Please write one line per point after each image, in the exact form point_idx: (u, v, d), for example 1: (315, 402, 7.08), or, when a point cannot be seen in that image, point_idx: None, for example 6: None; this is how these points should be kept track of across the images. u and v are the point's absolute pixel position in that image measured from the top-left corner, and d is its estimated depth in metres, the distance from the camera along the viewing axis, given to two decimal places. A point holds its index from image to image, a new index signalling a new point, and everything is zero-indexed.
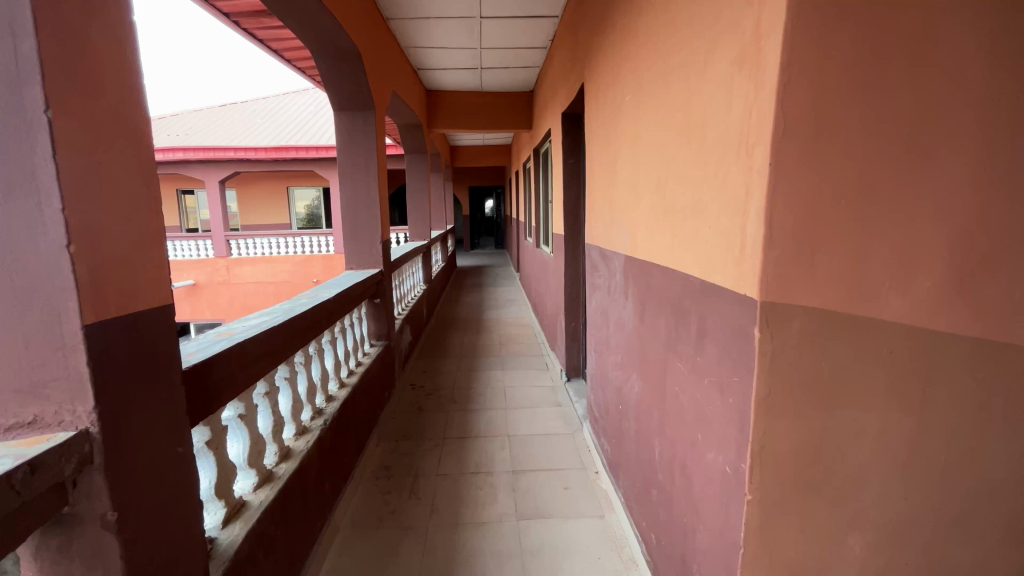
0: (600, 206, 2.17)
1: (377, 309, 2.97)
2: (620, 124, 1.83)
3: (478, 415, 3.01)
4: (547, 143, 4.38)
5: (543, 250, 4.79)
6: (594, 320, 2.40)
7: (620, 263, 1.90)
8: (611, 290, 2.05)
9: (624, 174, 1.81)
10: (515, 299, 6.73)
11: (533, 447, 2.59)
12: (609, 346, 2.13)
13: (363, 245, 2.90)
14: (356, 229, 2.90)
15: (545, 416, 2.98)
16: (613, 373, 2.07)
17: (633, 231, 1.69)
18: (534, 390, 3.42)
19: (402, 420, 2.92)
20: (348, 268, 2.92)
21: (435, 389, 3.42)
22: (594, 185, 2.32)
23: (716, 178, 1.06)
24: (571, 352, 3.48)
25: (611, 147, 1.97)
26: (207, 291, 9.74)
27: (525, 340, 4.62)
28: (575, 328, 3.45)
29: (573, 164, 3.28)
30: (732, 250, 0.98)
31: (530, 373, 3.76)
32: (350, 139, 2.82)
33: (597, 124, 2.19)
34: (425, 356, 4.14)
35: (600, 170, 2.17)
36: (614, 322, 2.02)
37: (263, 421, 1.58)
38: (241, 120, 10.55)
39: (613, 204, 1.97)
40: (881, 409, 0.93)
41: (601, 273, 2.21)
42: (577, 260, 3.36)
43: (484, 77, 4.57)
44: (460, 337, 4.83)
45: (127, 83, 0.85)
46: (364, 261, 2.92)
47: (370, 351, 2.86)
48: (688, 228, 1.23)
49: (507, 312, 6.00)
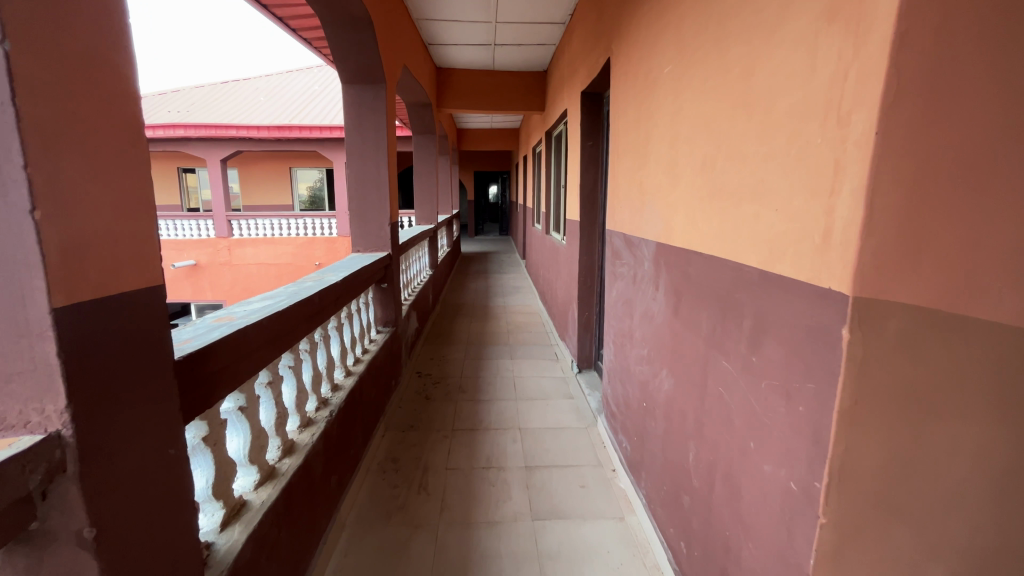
0: (628, 189, 2.03)
1: (384, 294, 2.85)
2: (657, 100, 1.68)
3: (487, 406, 2.91)
4: (561, 125, 4.21)
5: (553, 237, 4.65)
6: (615, 311, 2.27)
7: (649, 250, 1.77)
8: (637, 280, 1.91)
9: (659, 154, 1.67)
10: (521, 287, 6.60)
11: (546, 442, 2.48)
12: (633, 341, 2.00)
13: (371, 228, 2.76)
14: (364, 210, 2.76)
15: (558, 408, 2.87)
16: (636, 367, 1.95)
17: (670, 216, 1.56)
18: (544, 380, 3.31)
19: (408, 410, 2.81)
20: (355, 251, 2.78)
21: (442, 378, 3.30)
22: (620, 168, 2.17)
23: (790, 153, 0.92)
24: (584, 343, 3.36)
25: (644, 126, 1.82)
26: (209, 272, 9.62)
27: (533, 329, 4.50)
28: (587, 318, 3.32)
29: (591, 147, 3.12)
30: (811, 237, 0.85)
31: (540, 363, 3.65)
32: (358, 115, 2.67)
33: (627, 102, 2.03)
34: (431, 343, 4.02)
35: (629, 151, 2.02)
36: (640, 314, 1.89)
37: (265, 414, 1.46)
38: (243, 98, 10.33)
39: (644, 187, 1.82)
40: (985, 426, 0.79)
41: (626, 262, 2.07)
42: (593, 248, 3.22)
43: (496, 54, 4.38)
44: (467, 324, 4.71)
45: (106, 19, 0.71)
46: (372, 244, 2.79)
47: (377, 337, 2.74)
48: (747, 211, 1.09)
49: (513, 299, 5.88)
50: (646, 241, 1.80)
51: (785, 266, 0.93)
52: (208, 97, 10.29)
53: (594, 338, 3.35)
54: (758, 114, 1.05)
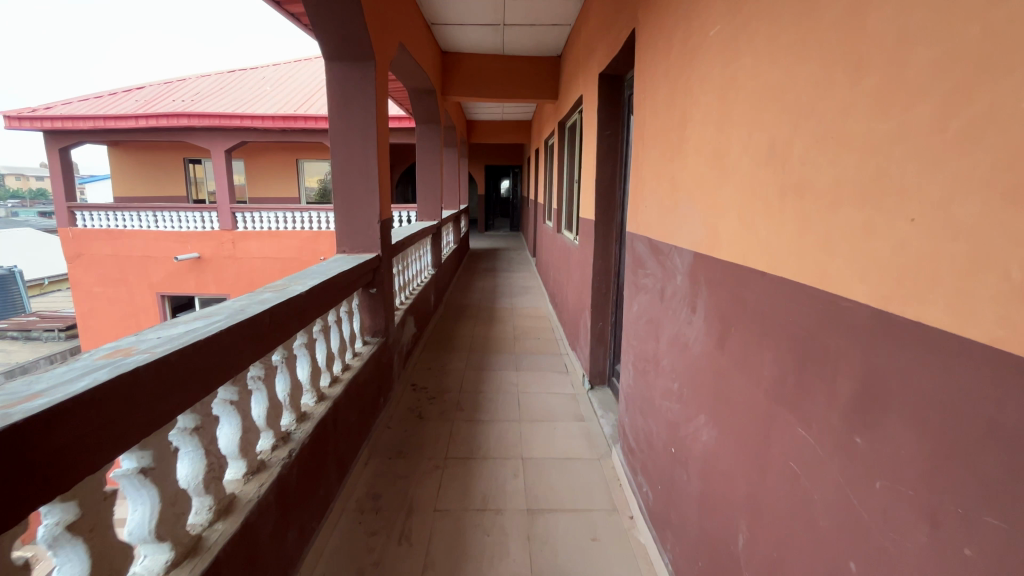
0: (656, 185, 1.68)
1: (373, 300, 2.53)
2: (698, 73, 1.33)
3: (487, 428, 2.58)
4: (576, 114, 3.85)
5: (565, 236, 4.30)
6: (636, 330, 1.93)
7: (684, 261, 1.42)
8: (666, 297, 1.57)
9: (700, 141, 1.32)
10: (530, 287, 6.26)
11: (552, 478, 2.15)
12: (659, 369, 1.66)
13: (359, 226, 2.45)
14: (350, 205, 2.43)
15: (566, 433, 2.54)
16: (663, 402, 1.60)
17: (716, 220, 1.21)
18: (552, 398, 2.97)
19: (398, 431, 2.50)
20: (340, 251, 2.47)
21: (439, 392, 2.98)
22: (645, 161, 1.82)
23: (954, 129, 0.58)
24: (597, 357, 3.01)
25: (679, 108, 1.47)
26: (213, 265, 9.44)
27: (542, 336, 4.16)
28: (602, 329, 2.97)
29: (609, 137, 2.75)
30: (1009, 270, 0.51)
31: (547, 377, 3.32)
32: (344, 97, 2.34)
33: (657, 80, 1.68)
34: (429, 351, 3.70)
35: (658, 140, 1.67)
36: (669, 339, 1.55)
37: (188, 467, 1.14)
38: (249, 87, 10.07)
39: (678, 182, 1.48)
40: None
41: (653, 273, 1.72)
42: (609, 252, 2.87)
43: (506, 36, 4.03)
44: (471, 329, 4.38)
45: None
46: (359, 244, 2.47)
47: (363, 350, 2.42)
48: (854, 217, 0.73)
49: (522, 301, 5.54)
50: (679, 249, 1.45)
51: (948, 310, 0.58)
52: (214, 86, 10.05)
53: (608, 351, 3.00)
54: (874, 75, 0.70)
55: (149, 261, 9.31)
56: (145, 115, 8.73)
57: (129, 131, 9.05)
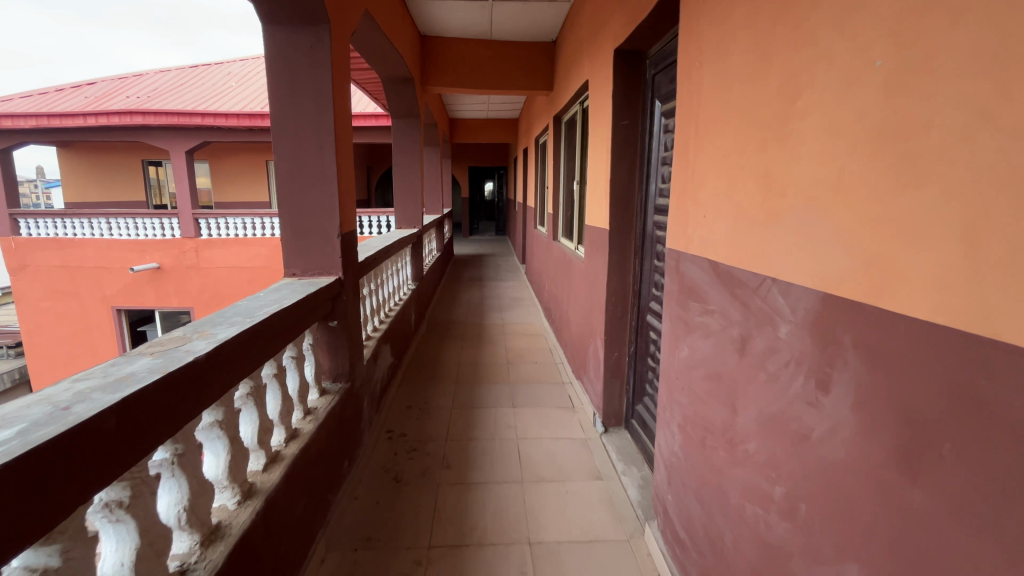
0: (728, 188, 1.18)
1: (334, 336, 1.97)
2: (829, 9, 0.83)
3: (482, 496, 2.04)
4: (578, 105, 3.35)
5: (565, 245, 3.79)
6: (689, 386, 1.42)
7: (799, 306, 0.91)
8: (753, 351, 1.07)
9: (830, 119, 0.83)
10: (521, 299, 5.72)
11: (572, 574, 1.62)
12: (736, 452, 1.15)
13: (313, 243, 1.89)
14: (300, 216, 1.87)
15: (583, 501, 2.01)
16: (749, 505, 1.09)
17: (893, 248, 0.70)
18: (560, 446, 2.45)
19: (368, 506, 1.94)
20: (289, 274, 1.90)
21: (421, 443, 2.43)
22: (702, 155, 1.32)
23: None
24: (612, 394, 2.50)
25: (779, 73, 0.98)
26: (175, 275, 8.67)
27: (539, 360, 3.64)
28: (617, 361, 2.46)
29: (627, 128, 2.25)
30: None
31: (551, 415, 2.79)
32: (289, 74, 1.78)
33: (726, 38, 1.18)
34: (410, 384, 3.14)
35: (729, 123, 1.17)
36: (759, 416, 1.05)
37: None
38: (212, 82, 9.32)
39: (779, 183, 0.98)
40: None
41: (722, 313, 1.22)
42: (627, 268, 2.35)
43: (494, 17, 3.51)
44: (457, 352, 3.83)
45: None
46: (314, 265, 1.91)
47: (319, 402, 1.85)
48: None
49: (513, 315, 5.00)
50: (785, 285, 0.95)
51: None
52: (174, 82, 9.28)
53: (625, 387, 2.48)
54: None
55: (104, 272, 8.52)
56: (94, 112, 7.95)
57: (77, 130, 8.26)
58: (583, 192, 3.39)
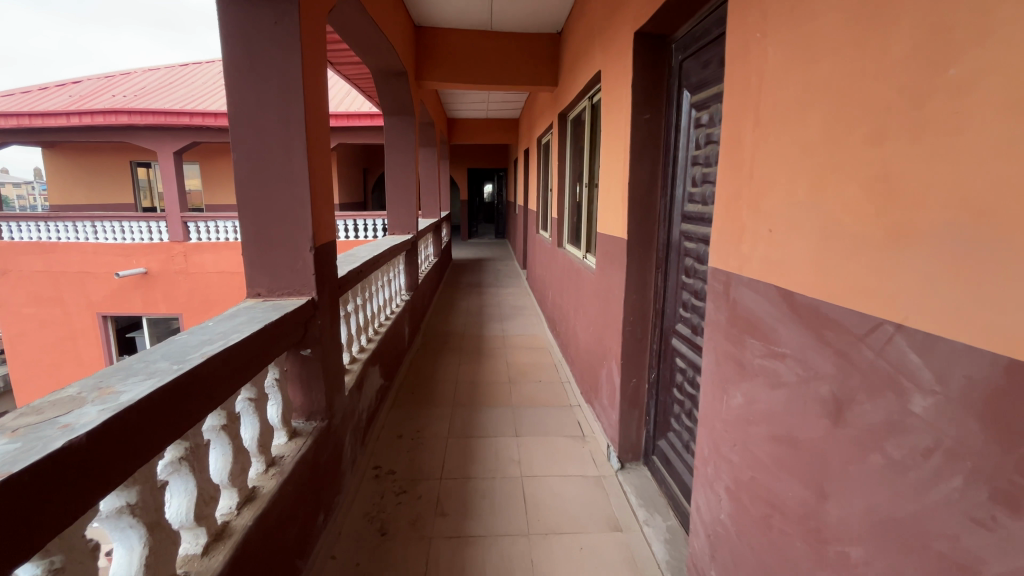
0: (812, 196, 0.88)
1: (307, 366, 1.67)
2: None
3: (482, 552, 1.74)
4: (588, 100, 3.06)
5: (572, 253, 3.49)
6: (745, 445, 1.12)
7: (953, 373, 0.62)
8: (859, 423, 0.77)
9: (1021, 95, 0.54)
10: (522, 308, 5.42)
11: None
12: (826, 552, 0.86)
13: (281, 257, 1.59)
14: (266, 226, 1.57)
15: (601, 559, 1.71)
16: None
17: None
18: (571, 485, 2.15)
19: (347, 569, 1.64)
20: (252, 296, 1.60)
21: (411, 482, 2.13)
22: (766, 152, 1.02)
23: None
24: (629, 426, 2.20)
25: (908, 34, 0.69)
26: (162, 281, 8.34)
27: (544, 379, 3.34)
28: (635, 388, 2.16)
29: (649, 123, 1.95)
30: None
31: (558, 446, 2.49)
32: (251, 56, 1.49)
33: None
34: (402, 408, 2.84)
35: (812, 109, 0.88)
36: (870, 513, 0.76)
37: None
38: (202, 81, 9.01)
39: (908, 191, 0.69)
40: None
41: (800, 360, 0.92)
42: (648, 283, 2.06)
43: (495, 5, 3.22)
44: (455, 369, 3.54)
45: None
46: (282, 284, 1.61)
47: (287, 448, 1.55)
48: None
49: (514, 326, 4.71)
50: (924, 339, 0.66)
51: None
52: (163, 80, 8.96)
53: (644, 418, 2.19)
54: None
55: (88, 277, 8.19)
56: (78, 111, 7.64)
57: (60, 130, 7.95)
58: (594, 196, 3.09)
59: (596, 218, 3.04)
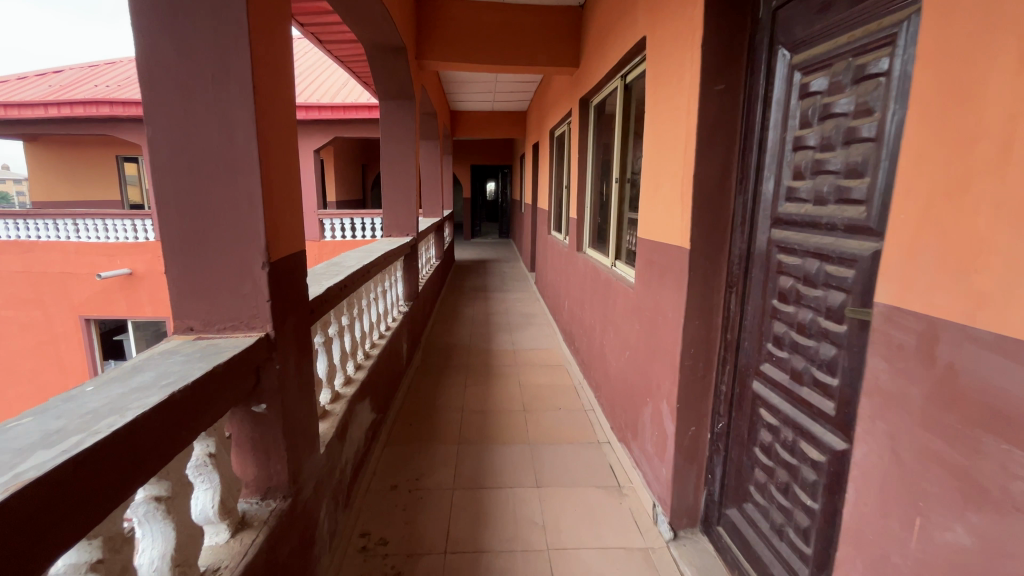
0: None
1: (259, 428, 1.20)
2: None
3: None
4: (620, 80, 2.58)
5: (597, 258, 3.02)
6: None
7: None
8: None
9: None
10: (533, 315, 4.95)
11: None
12: None
13: (221, 277, 1.12)
14: (199, 235, 1.10)
15: None
16: None
17: None
18: (610, 561, 1.68)
19: None
20: (183, 334, 1.14)
21: (407, 557, 1.67)
22: None
23: None
24: (684, 486, 1.73)
25: None
26: (149, 282, 7.89)
27: (564, 406, 2.88)
28: (694, 439, 1.70)
29: (723, 96, 1.48)
30: None
31: (588, 500, 2.03)
32: None
33: None
34: (398, 447, 2.38)
35: None
36: None
37: None
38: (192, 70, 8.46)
39: None
40: None
41: None
42: (715, 306, 1.59)
43: None
44: (460, 392, 3.08)
45: None
46: (225, 316, 1.14)
47: (228, 549, 1.08)
48: None
49: (525, 338, 4.24)
50: None
51: None
52: None
53: (705, 475, 1.72)
54: None
55: (71, 278, 7.74)
56: (57, 102, 7.16)
57: (40, 123, 7.48)
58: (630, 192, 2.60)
59: (631, 219, 2.54)
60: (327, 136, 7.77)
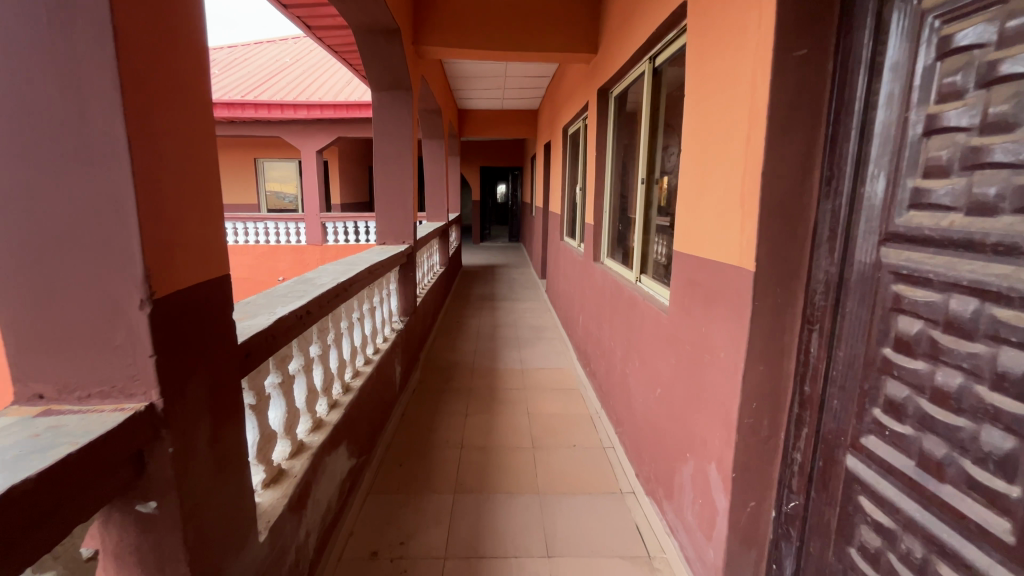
0: None
1: (146, 536, 0.83)
2: None
3: None
4: (648, 63, 2.20)
5: (619, 271, 2.62)
6: None
7: None
8: None
9: None
10: (544, 328, 4.56)
11: None
12: None
13: (82, 323, 0.75)
14: (44, 261, 0.73)
15: None
16: None
17: None
18: None
19: None
20: (27, 405, 0.77)
21: None
22: None
23: None
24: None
25: None
26: None
27: (580, 444, 2.49)
28: (754, 518, 1.30)
29: (806, 65, 1.08)
30: None
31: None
32: None
33: None
34: (382, 497, 2.01)
35: None
36: None
37: None
38: None
39: None
40: None
41: None
42: (787, 347, 1.20)
43: None
44: (460, 423, 2.70)
45: None
46: (90, 379, 0.77)
47: None
48: None
49: (535, 355, 3.85)
50: None
51: None
52: None
53: (766, 563, 1.32)
54: None
55: None
56: None
57: None
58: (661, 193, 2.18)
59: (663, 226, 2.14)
60: (330, 136, 7.43)
